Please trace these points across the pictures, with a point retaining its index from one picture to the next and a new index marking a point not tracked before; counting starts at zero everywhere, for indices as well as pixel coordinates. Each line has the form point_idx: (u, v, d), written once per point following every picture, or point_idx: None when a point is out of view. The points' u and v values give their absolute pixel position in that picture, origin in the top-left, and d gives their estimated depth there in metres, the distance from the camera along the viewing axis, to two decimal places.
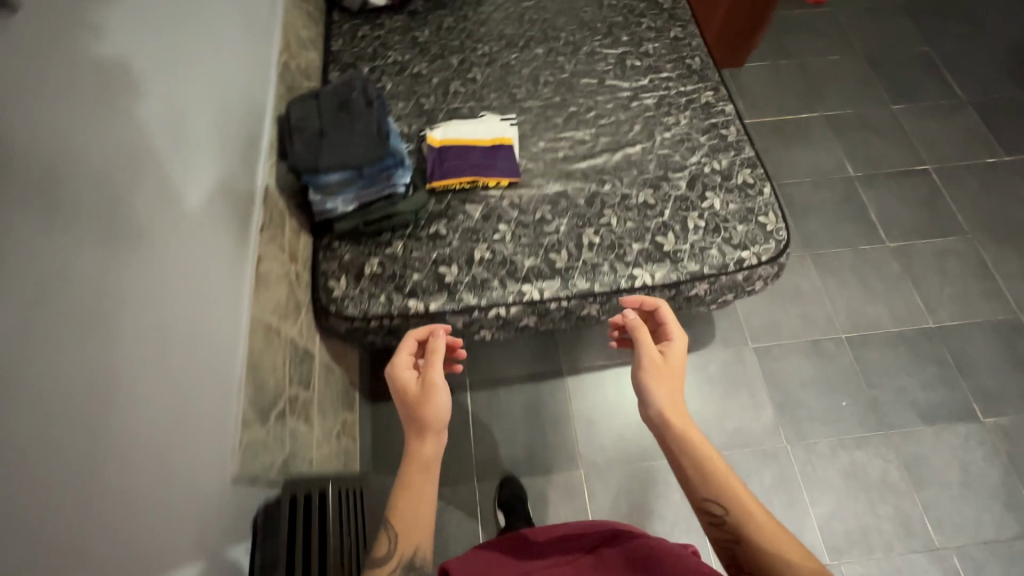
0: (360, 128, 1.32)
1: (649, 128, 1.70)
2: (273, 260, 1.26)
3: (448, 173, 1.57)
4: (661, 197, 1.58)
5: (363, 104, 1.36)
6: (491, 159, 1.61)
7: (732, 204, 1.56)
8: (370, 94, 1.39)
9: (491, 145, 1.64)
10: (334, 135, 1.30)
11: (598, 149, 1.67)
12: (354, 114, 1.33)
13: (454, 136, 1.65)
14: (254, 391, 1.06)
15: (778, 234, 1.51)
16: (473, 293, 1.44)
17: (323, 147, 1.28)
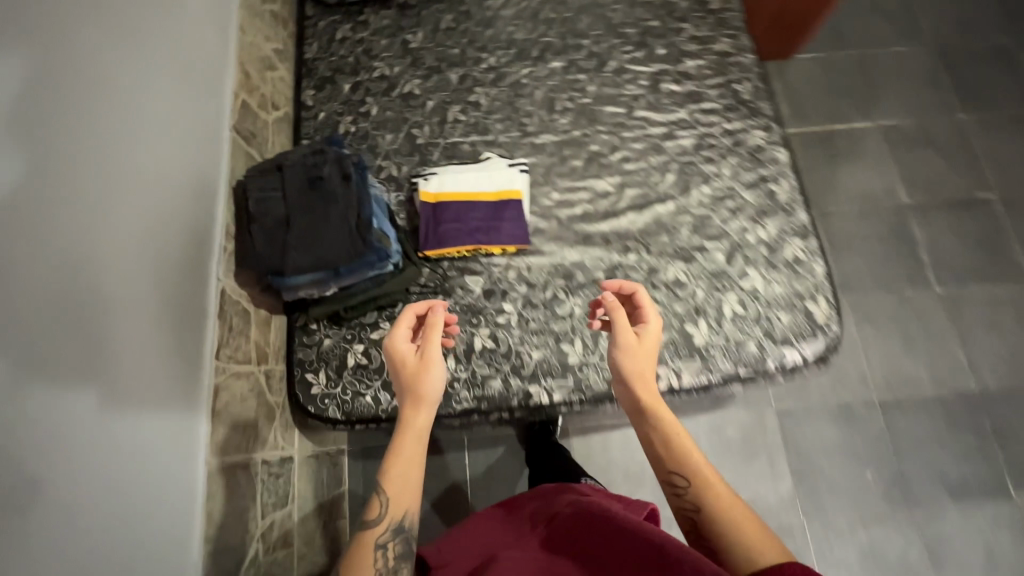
0: (335, 212, 1.06)
1: (684, 178, 1.43)
2: (237, 374, 1.07)
3: (446, 241, 1.33)
4: (694, 272, 1.35)
5: (338, 179, 1.09)
6: (497, 221, 1.35)
7: (777, 285, 1.33)
8: (348, 162, 1.11)
9: (497, 201, 1.38)
10: (303, 222, 1.05)
11: (622, 206, 1.42)
12: (327, 194, 1.07)
13: (452, 188, 1.38)
14: (216, 563, 0.92)
15: (829, 327, 1.30)
16: (473, 392, 1.26)
17: (290, 241, 1.04)
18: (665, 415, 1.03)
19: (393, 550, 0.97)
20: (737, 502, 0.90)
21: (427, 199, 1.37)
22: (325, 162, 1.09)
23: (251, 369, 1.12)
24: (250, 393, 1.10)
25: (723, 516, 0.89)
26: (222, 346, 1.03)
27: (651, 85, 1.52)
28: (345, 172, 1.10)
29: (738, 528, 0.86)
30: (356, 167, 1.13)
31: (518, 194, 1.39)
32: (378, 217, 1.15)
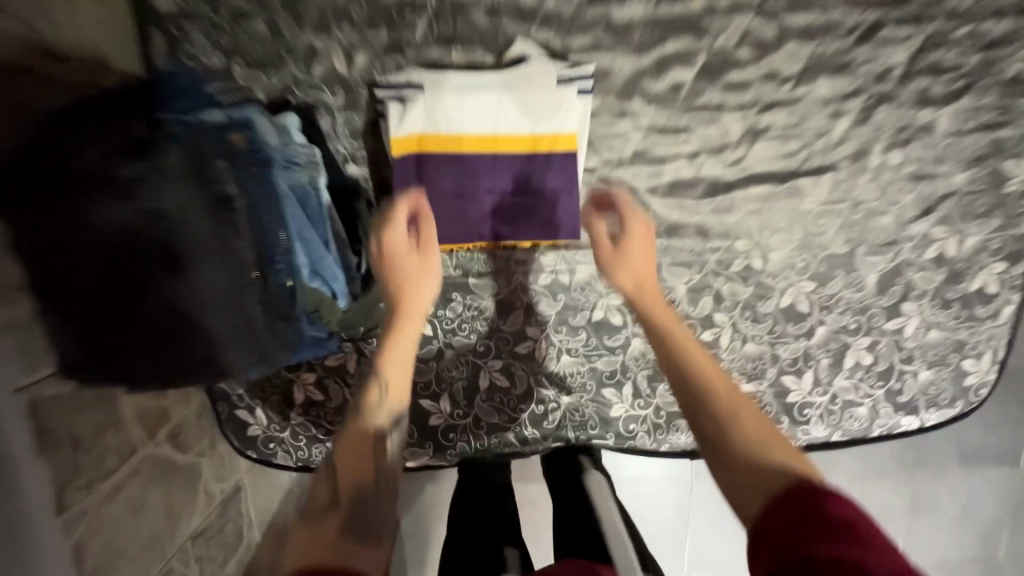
0: (214, 283, 0.51)
1: (864, 133, 0.81)
2: (111, 490, 0.68)
3: (441, 234, 0.79)
4: (822, 300, 0.88)
5: (203, 208, 0.49)
6: (525, 200, 0.79)
7: (934, 328, 0.89)
8: (218, 161, 0.50)
9: (528, 160, 0.77)
10: (148, 314, 0.49)
11: (742, 177, 0.83)
12: (185, 251, 0.49)
13: (450, 132, 0.75)
14: None
15: (976, 391, 0.92)
16: (475, 444, 0.92)
17: (135, 347, 0.51)
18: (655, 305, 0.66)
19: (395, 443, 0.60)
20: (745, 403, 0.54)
21: (404, 151, 0.75)
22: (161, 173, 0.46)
23: (133, 467, 0.72)
24: (144, 494, 0.74)
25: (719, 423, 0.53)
26: (63, 491, 0.61)
27: None
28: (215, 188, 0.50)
29: (743, 440, 0.51)
30: (237, 161, 0.52)
31: (569, 148, 0.77)
32: (306, 243, 0.61)
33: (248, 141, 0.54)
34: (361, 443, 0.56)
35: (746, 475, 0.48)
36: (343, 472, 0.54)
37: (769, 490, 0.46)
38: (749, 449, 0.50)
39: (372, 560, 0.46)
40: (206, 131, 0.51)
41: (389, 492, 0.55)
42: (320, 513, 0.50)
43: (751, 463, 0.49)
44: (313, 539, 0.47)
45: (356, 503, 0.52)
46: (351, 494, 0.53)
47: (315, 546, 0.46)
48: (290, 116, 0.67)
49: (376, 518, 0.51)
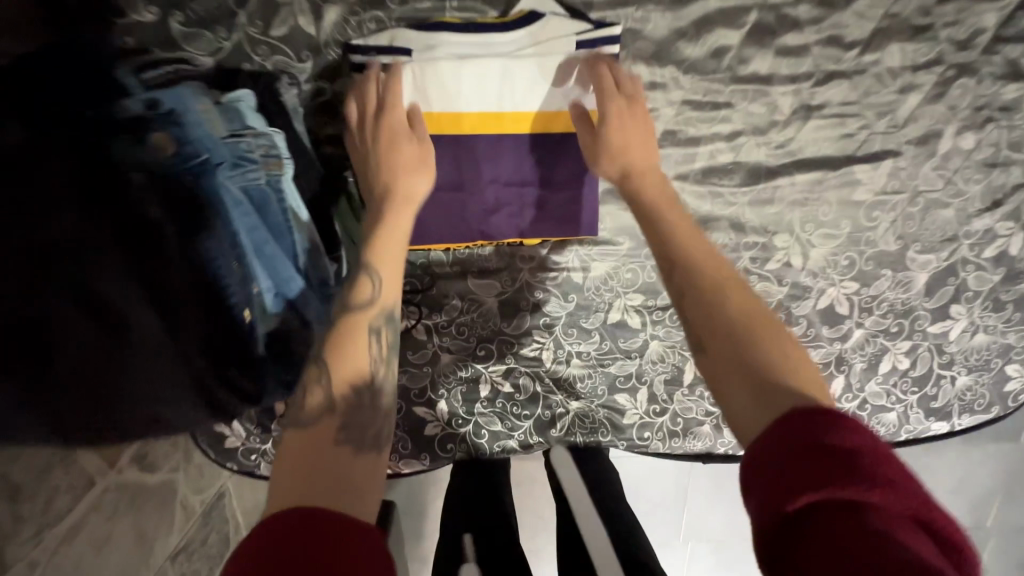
0: (142, 332, 0.41)
1: (936, 111, 0.68)
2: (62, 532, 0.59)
3: (432, 230, 0.67)
4: (863, 301, 0.78)
5: (116, 238, 0.39)
6: (532, 189, 0.67)
7: (980, 331, 0.81)
8: (130, 175, 0.39)
9: (535, 142, 0.65)
10: (55, 379, 0.38)
11: (788, 162, 0.71)
12: (98, 292, 0.38)
13: (442, 108, 0.61)
14: None
15: (1015, 396, 0.85)
16: (473, 452, 0.83)
17: (46, 422, 0.39)
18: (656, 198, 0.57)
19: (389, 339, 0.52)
20: (755, 308, 0.47)
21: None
22: (57, 197, 0.36)
23: (94, 502, 0.64)
24: (109, 528, 0.66)
25: (721, 332, 0.46)
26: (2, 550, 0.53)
27: None
28: (128, 212, 0.39)
29: (750, 351, 0.44)
30: (159, 172, 0.41)
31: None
32: (268, 262, 0.49)
33: (176, 143, 0.43)
34: (356, 346, 0.49)
35: (747, 388, 0.42)
36: (336, 374, 0.47)
37: (775, 406, 0.39)
38: (754, 361, 0.43)
39: (369, 471, 0.42)
40: (116, 134, 0.40)
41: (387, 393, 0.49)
42: (310, 416, 0.44)
43: (755, 373, 0.42)
44: (306, 448, 0.42)
45: (354, 407, 0.45)
46: (346, 394, 0.46)
47: (302, 461, 0.40)
48: (245, 95, 0.53)
49: (373, 423, 0.46)
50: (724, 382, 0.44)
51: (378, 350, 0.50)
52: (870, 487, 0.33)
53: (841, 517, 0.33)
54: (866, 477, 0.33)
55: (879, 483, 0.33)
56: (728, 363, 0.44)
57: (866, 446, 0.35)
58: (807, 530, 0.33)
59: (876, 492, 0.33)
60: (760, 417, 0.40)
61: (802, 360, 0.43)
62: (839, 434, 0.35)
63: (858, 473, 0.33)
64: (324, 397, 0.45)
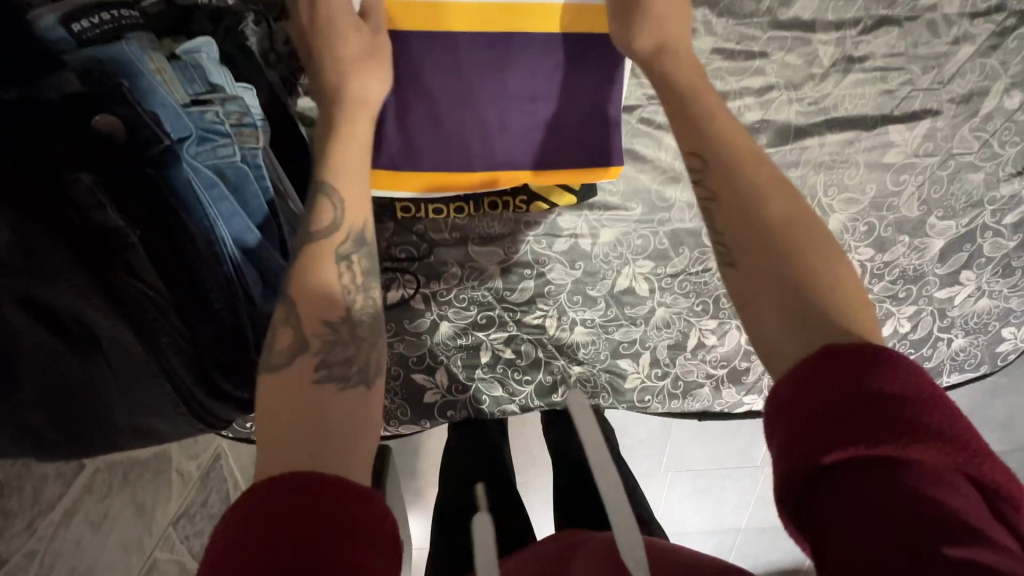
0: (109, 341, 0.36)
1: (985, 66, 0.63)
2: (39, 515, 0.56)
3: (423, 148, 0.58)
4: (875, 266, 0.75)
5: (61, 241, 0.33)
6: (542, 107, 0.59)
7: (984, 295, 0.80)
8: (75, 177, 0.33)
9: (546, 44, 0.57)
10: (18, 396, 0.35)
11: (820, 121, 0.65)
12: (45, 301, 0.34)
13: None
14: None
15: (1004, 356, 0.86)
16: (474, 415, 0.80)
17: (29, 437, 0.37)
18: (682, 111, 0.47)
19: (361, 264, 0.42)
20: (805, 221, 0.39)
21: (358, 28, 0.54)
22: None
23: (85, 485, 0.61)
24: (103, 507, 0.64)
25: (749, 238, 0.39)
26: None
27: None
28: (78, 218, 0.34)
29: (786, 266, 0.37)
30: (111, 171, 0.35)
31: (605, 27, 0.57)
32: (253, 254, 0.43)
33: (128, 126, 0.35)
34: (320, 270, 0.41)
35: (778, 302, 0.36)
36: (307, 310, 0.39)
37: (813, 339, 0.33)
38: (785, 269, 0.37)
39: (360, 421, 0.35)
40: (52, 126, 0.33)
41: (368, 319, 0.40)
42: (282, 362, 0.36)
43: (795, 300, 0.35)
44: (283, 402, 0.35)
45: (335, 342, 0.38)
46: (319, 331, 0.38)
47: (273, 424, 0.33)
48: (205, 43, 0.43)
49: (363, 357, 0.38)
50: (749, 297, 0.37)
51: (357, 272, 0.42)
52: (916, 441, 0.27)
53: (875, 477, 0.27)
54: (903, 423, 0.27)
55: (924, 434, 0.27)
56: (755, 272, 0.38)
57: (912, 389, 0.28)
58: (827, 492, 0.28)
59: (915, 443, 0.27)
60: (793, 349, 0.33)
61: (840, 270, 0.37)
62: (878, 376, 0.29)
63: (900, 424, 0.27)
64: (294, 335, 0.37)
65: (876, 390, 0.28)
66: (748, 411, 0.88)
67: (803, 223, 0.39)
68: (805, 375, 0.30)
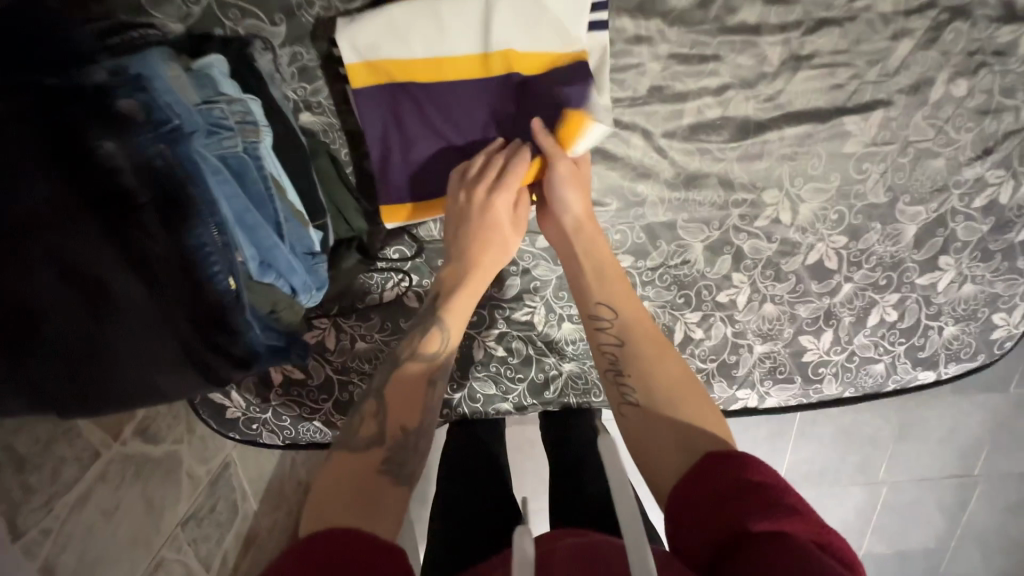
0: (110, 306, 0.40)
1: (927, 58, 0.67)
2: (65, 498, 0.61)
3: (428, 178, 0.66)
4: (852, 254, 0.79)
5: (84, 204, 0.38)
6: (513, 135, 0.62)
7: (969, 282, 0.81)
8: (98, 143, 0.38)
9: (528, 82, 0.63)
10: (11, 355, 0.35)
11: (777, 116, 0.70)
12: (64, 253, 0.37)
13: (422, 51, 0.61)
14: None
15: (1001, 345, 0.86)
16: (471, 412, 0.86)
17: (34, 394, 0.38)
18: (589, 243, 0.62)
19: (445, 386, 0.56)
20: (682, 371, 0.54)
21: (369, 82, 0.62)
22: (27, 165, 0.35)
23: (99, 474, 0.66)
24: (117, 497, 0.68)
25: (654, 393, 0.52)
26: (14, 519, 0.55)
27: None
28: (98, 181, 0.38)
29: (670, 404, 0.51)
30: (127, 142, 0.40)
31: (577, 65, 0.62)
32: (251, 231, 0.49)
33: (143, 109, 0.42)
34: (409, 389, 0.53)
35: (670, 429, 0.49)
36: (389, 411, 0.51)
37: (692, 449, 0.46)
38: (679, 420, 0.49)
39: (397, 510, 0.44)
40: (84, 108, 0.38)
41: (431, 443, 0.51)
42: (360, 443, 0.48)
43: (679, 423, 0.49)
44: (337, 504, 0.42)
45: (399, 447, 0.49)
46: (395, 432, 0.50)
47: (347, 477, 0.45)
48: (217, 61, 0.52)
49: (414, 464, 0.49)
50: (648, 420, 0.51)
51: (434, 395, 0.54)
52: (780, 513, 0.37)
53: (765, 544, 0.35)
54: (763, 502, 0.38)
55: (785, 509, 0.37)
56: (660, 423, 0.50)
57: (769, 475, 0.41)
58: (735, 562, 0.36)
59: (782, 514, 0.37)
60: (675, 456, 0.47)
61: (727, 428, 0.49)
62: (742, 467, 0.42)
63: (771, 501, 0.38)
64: (375, 429, 0.49)
65: (737, 478, 0.41)
66: (742, 408, 0.89)
67: (690, 393, 0.52)
68: (704, 468, 0.43)
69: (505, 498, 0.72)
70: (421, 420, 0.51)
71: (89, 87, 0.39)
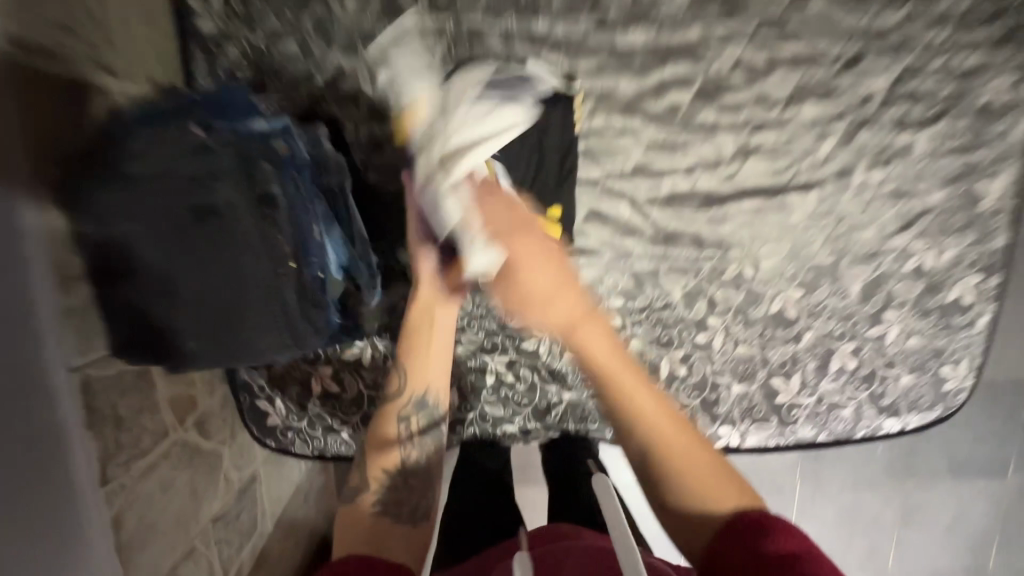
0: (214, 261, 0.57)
1: (847, 153, 0.87)
2: (143, 464, 0.73)
3: None
4: (809, 306, 0.94)
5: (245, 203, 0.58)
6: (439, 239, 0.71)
7: (914, 336, 0.95)
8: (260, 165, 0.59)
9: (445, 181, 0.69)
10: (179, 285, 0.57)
11: (734, 191, 0.89)
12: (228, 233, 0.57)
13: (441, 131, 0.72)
14: None
15: (954, 396, 0.97)
16: (481, 432, 0.97)
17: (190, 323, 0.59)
18: (585, 337, 0.62)
19: (418, 423, 0.75)
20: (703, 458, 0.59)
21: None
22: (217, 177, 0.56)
23: (163, 452, 0.77)
24: (174, 476, 0.79)
25: (684, 495, 0.57)
26: (105, 469, 0.66)
27: None
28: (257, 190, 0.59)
29: (693, 501, 0.56)
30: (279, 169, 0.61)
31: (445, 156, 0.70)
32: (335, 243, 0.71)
33: (288, 150, 0.63)
34: (382, 446, 0.72)
35: (701, 526, 0.55)
36: (376, 460, 0.71)
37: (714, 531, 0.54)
38: (703, 515, 0.55)
39: (400, 535, 0.65)
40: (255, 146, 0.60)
41: (420, 477, 0.71)
42: (354, 497, 0.68)
43: (703, 522, 0.55)
44: (350, 534, 0.63)
45: (389, 484, 0.69)
46: (379, 475, 0.70)
47: (356, 519, 0.65)
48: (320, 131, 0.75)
49: (403, 499, 0.69)
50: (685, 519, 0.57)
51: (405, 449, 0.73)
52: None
53: None
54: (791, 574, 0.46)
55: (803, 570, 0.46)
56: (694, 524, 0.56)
57: (790, 546, 0.49)
58: None
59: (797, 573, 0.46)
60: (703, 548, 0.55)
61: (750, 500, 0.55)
62: (764, 544, 0.50)
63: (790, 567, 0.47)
64: (364, 478, 0.70)
65: (765, 558, 0.49)
66: (725, 444, 0.99)
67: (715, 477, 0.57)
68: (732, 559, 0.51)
69: (503, 500, 0.85)
70: (395, 464, 0.71)
71: (262, 134, 0.61)
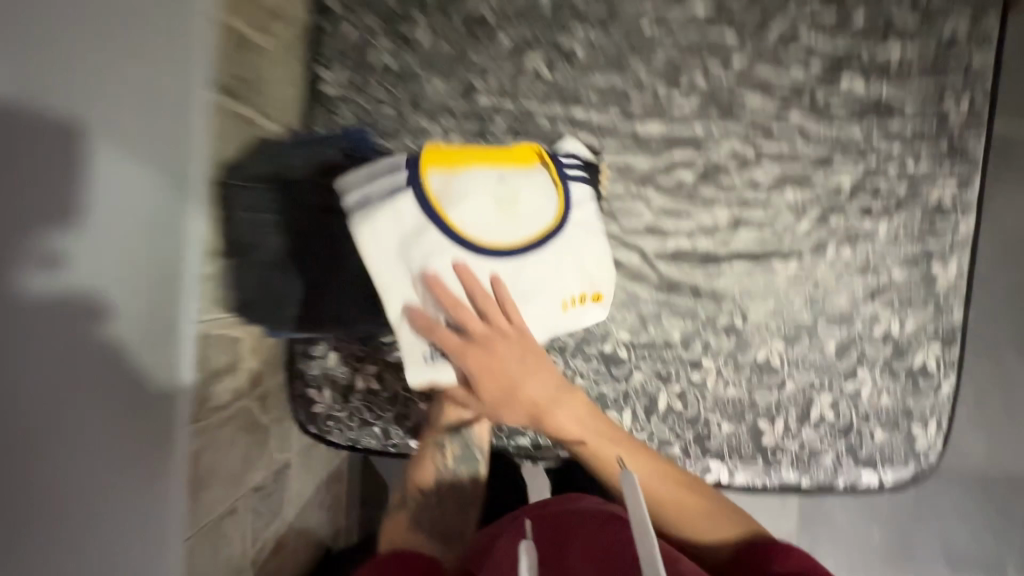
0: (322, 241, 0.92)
1: (821, 231, 1.06)
2: (219, 417, 0.87)
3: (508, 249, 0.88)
4: (792, 358, 1.08)
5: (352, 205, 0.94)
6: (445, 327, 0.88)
7: (886, 394, 1.07)
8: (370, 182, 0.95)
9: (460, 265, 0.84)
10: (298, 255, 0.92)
11: (727, 253, 1.08)
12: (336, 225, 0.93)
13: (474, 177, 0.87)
14: None
15: (925, 455, 1.08)
16: (497, 441, 1.10)
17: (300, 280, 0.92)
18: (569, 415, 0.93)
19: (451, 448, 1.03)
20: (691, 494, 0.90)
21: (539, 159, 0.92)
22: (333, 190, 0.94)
23: (233, 411, 0.92)
24: (236, 437, 0.93)
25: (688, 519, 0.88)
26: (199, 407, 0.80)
27: (824, 75, 1.05)
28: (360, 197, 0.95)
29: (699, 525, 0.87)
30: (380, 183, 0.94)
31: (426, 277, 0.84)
32: None
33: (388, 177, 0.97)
34: (423, 470, 1.03)
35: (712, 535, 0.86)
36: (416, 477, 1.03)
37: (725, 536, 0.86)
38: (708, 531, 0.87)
39: (427, 546, 0.95)
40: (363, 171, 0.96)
41: (445, 513, 1.01)
42: (395, 513, 1.00)
43: (710, 533, 0.86)
44: (393, 535, 0.95)
45: (421, 500, 1.00)
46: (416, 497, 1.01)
47: (397, 527, 0.97)
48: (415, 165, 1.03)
49: (427, 515, 0.99)
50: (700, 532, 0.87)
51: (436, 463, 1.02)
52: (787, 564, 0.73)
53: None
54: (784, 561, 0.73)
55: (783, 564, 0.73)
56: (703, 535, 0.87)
57: (787, 558, 0.73)
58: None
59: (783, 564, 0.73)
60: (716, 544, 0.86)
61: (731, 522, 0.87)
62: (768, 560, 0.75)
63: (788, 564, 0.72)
64: (404, 502, 1.01)
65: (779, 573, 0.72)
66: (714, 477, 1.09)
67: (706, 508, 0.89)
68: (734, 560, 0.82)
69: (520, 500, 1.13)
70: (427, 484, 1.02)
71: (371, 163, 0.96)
